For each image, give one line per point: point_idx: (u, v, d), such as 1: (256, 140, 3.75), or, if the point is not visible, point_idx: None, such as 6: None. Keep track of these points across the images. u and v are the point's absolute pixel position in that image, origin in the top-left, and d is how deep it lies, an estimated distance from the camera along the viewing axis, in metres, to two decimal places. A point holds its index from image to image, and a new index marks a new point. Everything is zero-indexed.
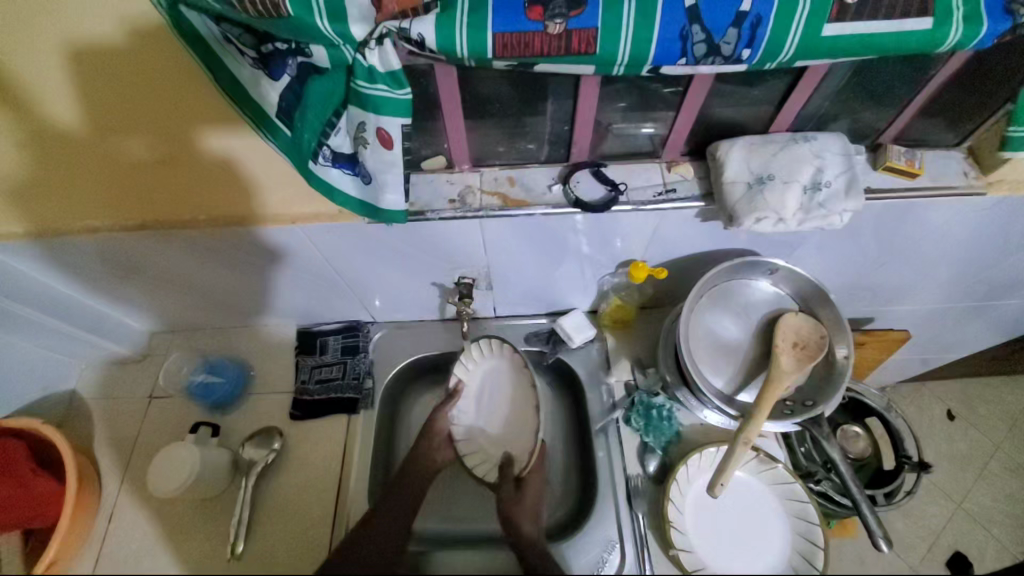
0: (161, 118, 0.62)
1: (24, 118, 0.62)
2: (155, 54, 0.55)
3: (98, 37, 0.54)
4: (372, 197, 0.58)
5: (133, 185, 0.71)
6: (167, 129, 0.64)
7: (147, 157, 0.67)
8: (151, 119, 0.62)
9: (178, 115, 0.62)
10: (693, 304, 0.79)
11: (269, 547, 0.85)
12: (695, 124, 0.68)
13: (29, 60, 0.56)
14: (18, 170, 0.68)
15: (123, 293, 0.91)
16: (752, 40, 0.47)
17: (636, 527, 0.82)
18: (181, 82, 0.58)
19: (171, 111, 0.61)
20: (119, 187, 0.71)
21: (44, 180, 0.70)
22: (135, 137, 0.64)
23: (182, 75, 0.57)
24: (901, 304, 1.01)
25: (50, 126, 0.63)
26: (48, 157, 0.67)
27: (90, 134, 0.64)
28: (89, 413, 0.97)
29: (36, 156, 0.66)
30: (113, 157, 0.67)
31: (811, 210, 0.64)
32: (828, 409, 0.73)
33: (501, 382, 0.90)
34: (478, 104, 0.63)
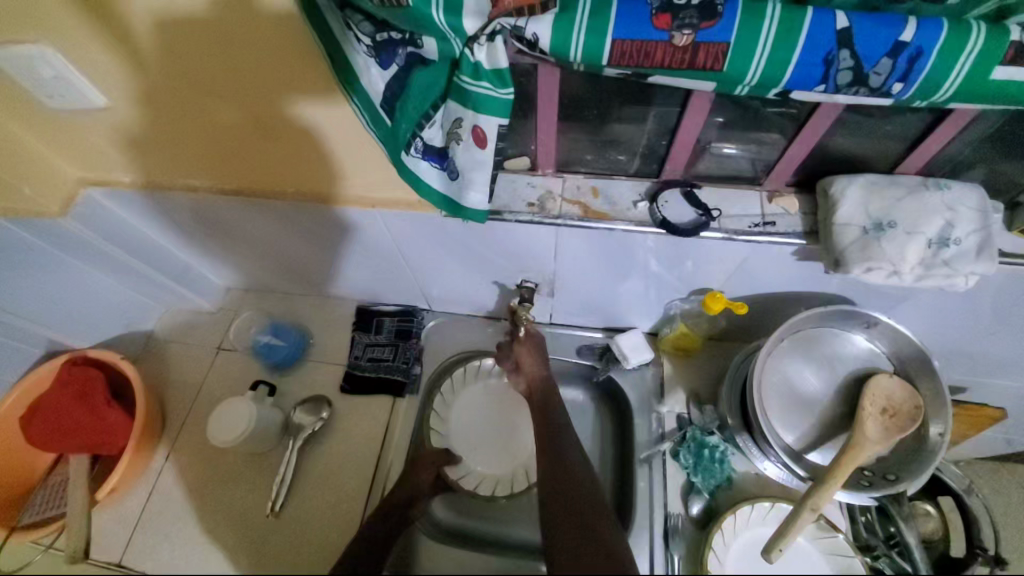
0: (255, 87, 0.63)
1: (135, 78, 0.65)
2: (255, 25, 0.54)
3: (192, 5, 0.53)
4: (456, 193, 0.57)
5: (228, 149, 0.74)
6: (261, 98, 0.64)
7: (247, 126, 0.69)
8: (245, 87, 0.63)
9: (272, 86, 0.62)
10: (772, 347, 0.73)
11: (306, 511, 0.89)
12: (808, 155, 0.62)
13: (146, 25, 0.57)
14: (134, 124, 0.72)
15: (206, 249, 0.97)
16: (907, 74, 0.42)
17: (669, 569, 0.78)
18: (272, 54, 0.57)
19: (265, 81, 0.62)
20: (219, 151, 0.74)
21: (155, 137, 0.74)
22: (223, 104, 0.66)
23: (273, 47, 0.56)
24: (1008, 379, 0.89)
25: (158, 87, 0.65)
26: (161, 116, 0.70)
27: (192, 97, 0.66)
28: (163, 354, 1.05)
29: (150, 114, 0.70)
30: (218, 122, 0.70)
31: (933, 266, 0.56)
32: (912, 489, 0.65)
33: (496, 404, 0.98)
34: (574, 108, 0.60)
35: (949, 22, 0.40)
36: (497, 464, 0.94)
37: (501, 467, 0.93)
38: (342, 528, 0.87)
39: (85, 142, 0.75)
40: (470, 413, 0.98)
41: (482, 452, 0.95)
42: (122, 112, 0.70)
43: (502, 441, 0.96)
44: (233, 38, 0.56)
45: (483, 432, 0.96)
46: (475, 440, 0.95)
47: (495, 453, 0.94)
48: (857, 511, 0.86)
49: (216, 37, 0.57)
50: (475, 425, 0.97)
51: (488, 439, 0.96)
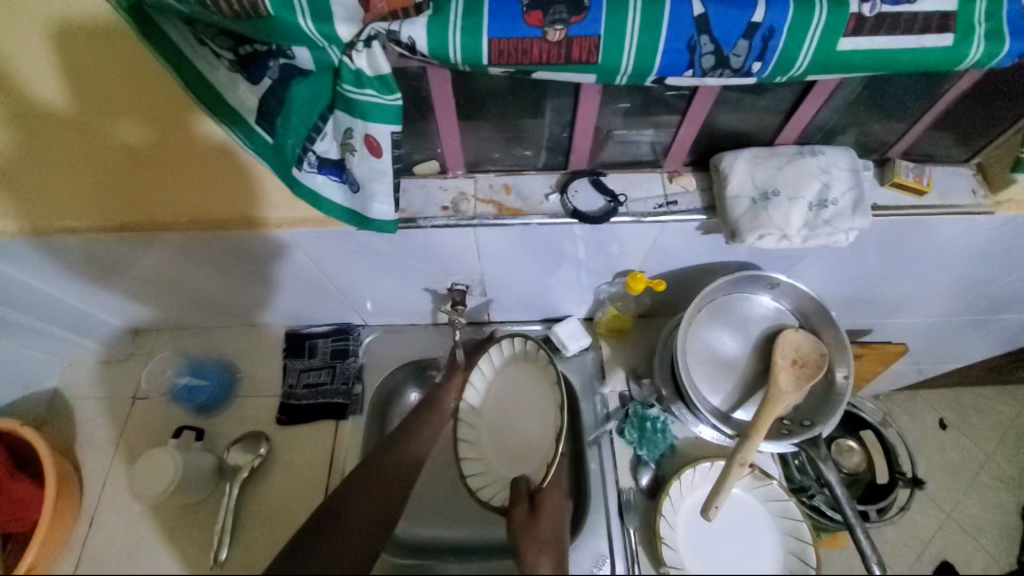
0: (152, 104, 0.61)
1: (14, 100, 0.61)
2: None
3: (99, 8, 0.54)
4: (360, 206, 0.55)
5: (122, 176, 0.69)
6: (159, 114, 0.62)
7: (138, 145, 0.65)
8: (142, 104, 0.61)
9: (168, 101, 0.61)
10: (692, 317, 0.77)
11: (256, 553, 0.84)
12: (699, 134, 0.65)
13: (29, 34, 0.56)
14: (5, 156, 0.66)
15: (103, 292, 0.88)
16: (763, 53, 0.44)
17: (627, 541, 0.81)
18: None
19: (164, 95, 0.60)
20: (107, 179, 0.69)
21: (30, 169, 0.67)
22: (129, 122, 0.63)
23: None
24: (901, 317, 0.99)
25: (41, 108, 0.62)
26: (37, 142, 0.65)
27: (82, 118, 0.63)
28: (70, 414, 0.95)
29: (25, 142, 0.64)
30: (105, 146, 0.65)
31: (816, 227, 0.61)
32: (826, 429, 0.71)
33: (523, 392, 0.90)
34: (473, 107, 0.60)
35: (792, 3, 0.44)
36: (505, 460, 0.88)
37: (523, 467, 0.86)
38: None
39: None
40: (501, 394, 0.91)
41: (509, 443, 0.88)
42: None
43: (532, 430, 0.88)
44: (131, 49, 0.56)
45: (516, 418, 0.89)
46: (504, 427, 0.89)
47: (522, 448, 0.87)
48: (790, 456, 0.94)
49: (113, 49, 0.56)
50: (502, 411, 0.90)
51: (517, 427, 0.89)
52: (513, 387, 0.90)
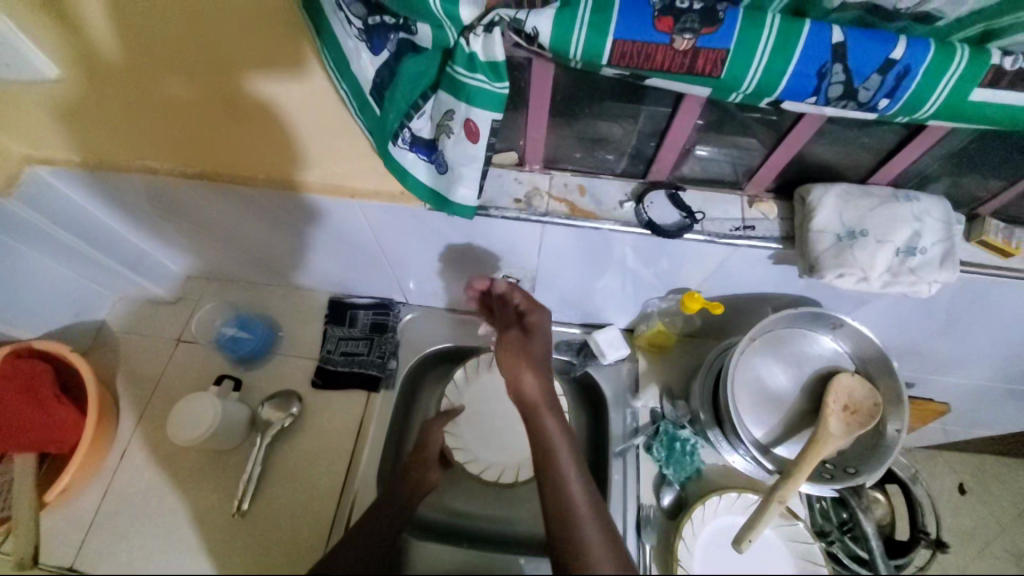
0: (208, 62, 0.59)
1: (102, 40, 0.58)
2: None
3: None
4: (443, 188, 0.56)
5: (173, 126, 0.68)
6: (213, 72, 0.60)
7: (217, 100, 0.64)
8: (197, 62, 0.59)
9: (224, 56, 0.58)
10: (746, 345, 0.76)
11: (275, 509, 0.86)
12: (789, 162, 0.63)
13: None
14: (89, 95, 0.66)
15: (163, 234, 0.90)
16: (893, 90, 0.43)
17: (641, 558, 0.81)
18: (231, 23, 0.54)
19: (219, 53, 0.58)
20: (185, 128, 0.68)
21: (112, 108, 0.67)
22: (206, 73, 0.61)
23: (268, 12, 0.53)
24: (948, 375, 0.96)
25: (95, 54, 0.60)
26: (119, 85, 0.64)
27: (138, 68, 0.61)
28: (116, 346, 0.98)
29: (109, 84, 0.64)
30: (184, 97, 0.64)
31: (900, 274, 0.59)
32: (870, 481, 0.69)
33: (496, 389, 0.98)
34: (567, 104, 0.60)
35: (934, 44, 0.41)
36: (506, 455, 0.94)
37: (516, 454, 0.94)
38: (313, 526, 0.85)
39: (26, 113, 0.68)
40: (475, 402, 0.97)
41: (496, 439, 0.95)
42: (58, 83, 0.64)
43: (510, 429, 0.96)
44: (186, 3, 0.53)
45: (497, 413, 0.96)
46: (489, 429, 0.96)
47: (506, 442, 0.95)
48: (814, 499, 0.93)
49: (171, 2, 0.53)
50: (481, 415, 0.96)
51: (502, 424, 0.96)
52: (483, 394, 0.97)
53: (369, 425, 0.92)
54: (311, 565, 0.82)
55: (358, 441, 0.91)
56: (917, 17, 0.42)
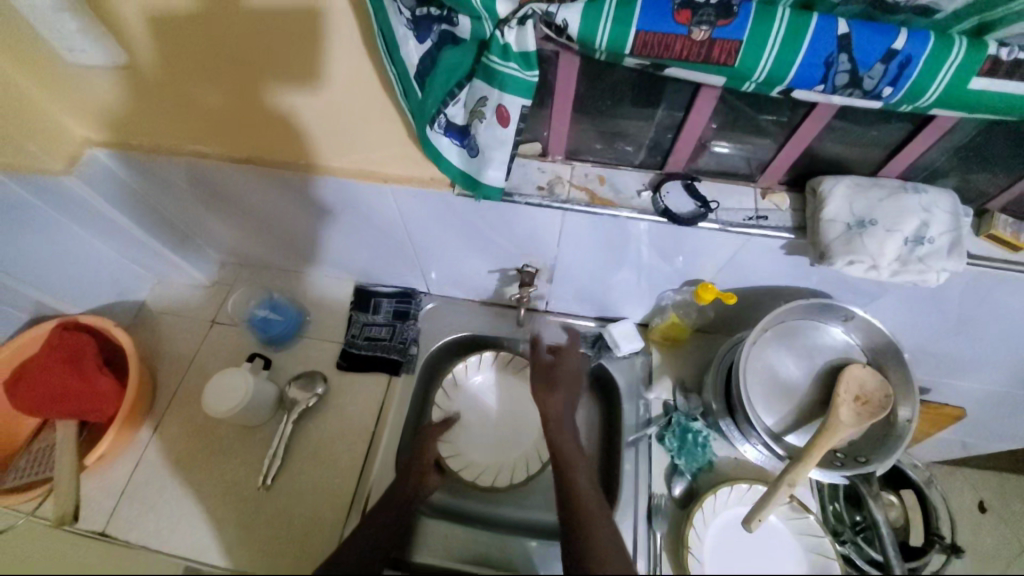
0: (241, 66, 0.67)
1: (169, 46, 0.66)
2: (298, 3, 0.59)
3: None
4: (474, 170, 0.60)
5: (224, 119, 0.75)
6: (263, 72, 0.67)
7: (265, 98, 0.70)
8: (230, 70, 0.68)
9: (256, 64, 0.66)
10: (757, 336, 0.78)
11: (297, 484, 0.89)
12: (801, 155, 0.67)
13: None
14: (153, 91, 0.73)
15: (204, 219, 0.96)
16: (896, 79, 0.46)
17: (651, 545, 0.82)
18: (269, 37, 0.62)
19: (271, 57, 0.65)
20: (235, 122, 0.75)
21: (171, 104, 0.74)
22: (257, 74, 0.67)
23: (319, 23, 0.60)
24: (962, 379, 0.97)
25: (161, 54, 0.67)
26: (182, 85, 0.71)
27: (199, 70, 0.68)
28: (153, 325, 1.04)
29: (172, 82, 0.71)
30: (236, 95, 0.71)
31: (908, 263, 0.61)
32: (881, 469, 0.70)
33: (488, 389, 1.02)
34: (589, 98, 0.64)
35: (935, 36, 0.45)
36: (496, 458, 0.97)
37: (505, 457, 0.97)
38: (333, 503, 0.87)
39: (92, 97, 0.75)
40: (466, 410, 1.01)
41: (488, 442, 0.99)
42: (128, 80, 0.72)
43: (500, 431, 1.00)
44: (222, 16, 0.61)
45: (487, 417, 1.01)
46: (483, 431, 0.99)
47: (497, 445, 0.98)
48: (828, 501, 0.94)
49: (212, 13, 0.61)
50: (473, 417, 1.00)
51: (496, 425, 1.00)
52: (474, 399, 1.02)
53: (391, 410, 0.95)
54: (329, 538, 0.85)
55: (378, 423, 0.94)
56: (918, 11, 0.46)
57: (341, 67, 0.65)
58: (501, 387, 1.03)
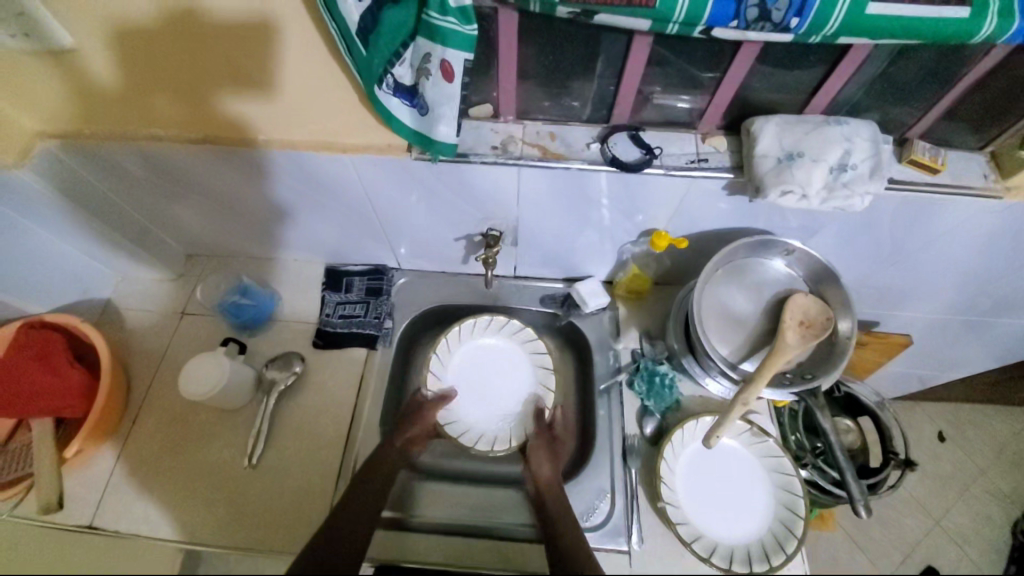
0: (197, 71, 0.73)
1: (126, 51, 0.71)
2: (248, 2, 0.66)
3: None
4: (426, 128, 0.63)
5: (180, 109, 0.77)
6: (218, 66, 0.72)
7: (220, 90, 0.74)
8: (183, 81, 0.74)
9: (210, 74, 0.73)
10: (708, 275, 0.83)
11: (283, 459, 0.91)
12: (734, 98, 0.71)
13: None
14: (109, 93, 0.76)
15: (164, 209, 0.95)
16: (801, 9, 0.51)
17: (627, 481, 0.87)
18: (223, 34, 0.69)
19: (225, 53, 0.70)
20: (192, 112, 0.77)
21: (127, 102, 0.77)
22: (212, 69, 0.72)
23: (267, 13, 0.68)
24: (906, 309, 1.04)
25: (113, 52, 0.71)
26: (140, 85, 0.75)
27: (157, 72, 0.73)
28: (121, 322, 1.03)
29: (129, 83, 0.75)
30: (193, 90, 0.75)
31: (835, 189, 0.67)
32: (825, 383, 0.76)
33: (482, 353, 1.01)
34: (532, 54, 0.66)
35: None
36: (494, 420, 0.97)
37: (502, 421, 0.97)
38: (323, 472, 0.90)
39: (37, 85, 0.74)
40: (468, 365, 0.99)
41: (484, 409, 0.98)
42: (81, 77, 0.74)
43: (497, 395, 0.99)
44: (173, 28, 0.69)
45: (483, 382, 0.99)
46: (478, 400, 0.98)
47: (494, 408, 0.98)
48: (789, 431, 0.98)
49: (163, 25, 0.69)
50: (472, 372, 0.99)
51: (495, 387, 0.99)
52: (485, 355, 1.01)
53: (371, 382, 0.97)
54: (320, 508, 0.87)
55: (358, 396, 0.96)
56: None
57: (283, 59, 0.70)
58: (501, 352, 1.01)
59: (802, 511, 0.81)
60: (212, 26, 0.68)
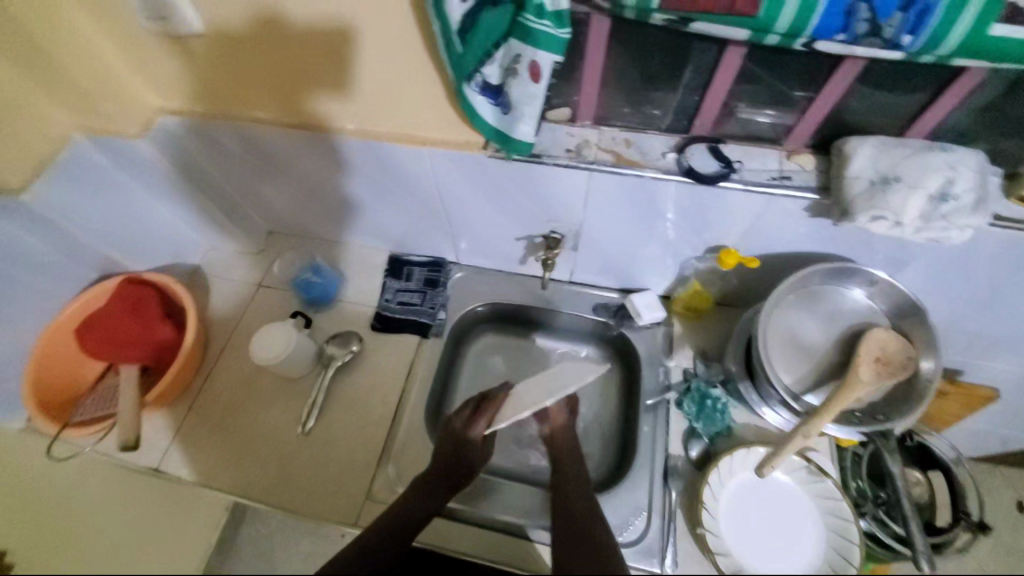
0: (300, 67, 0.76)
1: (230, 41, 0.76)
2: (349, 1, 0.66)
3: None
4: (507, 126, 0.66)
5: (277, 97, 0.82)
6: (312, 58, 0.75)
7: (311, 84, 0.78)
8: (286, 75, 0.78)
9: (311, 68, 0.76)
10: (780, 299, 0.80)
11: (333, 432, 0.95)
12: (826, 117, 0.68)
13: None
14: (214, 78, 0.82)
15: (253, 187, 1.03)
16: (915, 27, 0.49)
17: (666, 502, 0.84)
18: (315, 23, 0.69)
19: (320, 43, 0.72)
20: (287, 101, 0.82)
21: (231, 87, 0.83)
22: (306, 59, 0.75)
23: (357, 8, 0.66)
24: (999, 361, 0.94)
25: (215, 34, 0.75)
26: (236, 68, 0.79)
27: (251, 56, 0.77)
28: (204, 286, 1.13)
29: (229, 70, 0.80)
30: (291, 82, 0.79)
31: (932, 219, 0.63)
32: (899, 427, 0.72)
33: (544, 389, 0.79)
34: (618, 59, 0.66)
35: None
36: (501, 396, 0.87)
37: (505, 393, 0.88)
38: (367, 448, 0.93)
39: (162, 67, 0.83)
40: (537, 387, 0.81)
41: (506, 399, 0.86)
42: (191, 62, 0.81)
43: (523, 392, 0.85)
44: (280, 24, 0.71)
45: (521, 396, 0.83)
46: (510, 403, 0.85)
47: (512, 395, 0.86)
48: (850, 475, 0.90)
49: (272, 22, 0.71)
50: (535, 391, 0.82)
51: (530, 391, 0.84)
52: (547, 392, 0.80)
53: (422, 368, 1.00)
54: (362, 482, 0.90)
55: (408, 380, 0.99)
56: None
57: (371, 52, 0.71)
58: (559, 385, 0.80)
59: (858, 561, 0.75)
60: (317, 28, 0.70)
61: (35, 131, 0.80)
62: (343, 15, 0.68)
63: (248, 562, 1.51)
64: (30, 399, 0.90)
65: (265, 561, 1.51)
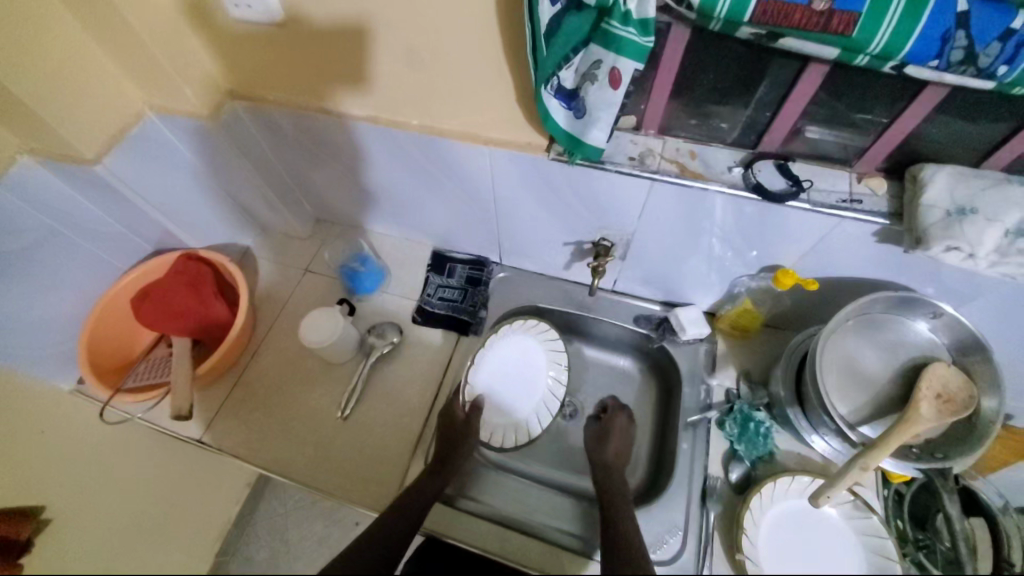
0: (370, 64, 0.79)
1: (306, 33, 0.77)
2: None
3: None
4: (579, 130, 0.67)
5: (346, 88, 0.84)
6: (386, 55, 0.76)
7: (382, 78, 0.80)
8: (358, 69, 0.80)
9: (382, 64, 0.78)
10: (837, 324, 0.78)
11: (370, 420, 0.97)
12: (901, 143, 0.67)
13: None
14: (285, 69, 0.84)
15: (309, 176, 1.06)
16: (1013, 58, 0.48)
17: (703, 525, 0.82)
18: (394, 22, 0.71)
19: (399, 39, 0.73)
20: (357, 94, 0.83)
21: (302, 79, 0.85)
22: (380, 54, 0.77)
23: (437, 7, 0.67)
24: None
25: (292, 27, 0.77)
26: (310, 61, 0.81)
27: (327, 52, 0.79)
28: (254, 267, 1.16)
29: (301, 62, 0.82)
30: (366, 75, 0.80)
31: (1009, 253, 0.60)
32: (960, 467, 0.69)
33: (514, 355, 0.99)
34: (692, 72, 0.66)
35: None
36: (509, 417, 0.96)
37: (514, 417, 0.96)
38: (402, 438, 0.94)
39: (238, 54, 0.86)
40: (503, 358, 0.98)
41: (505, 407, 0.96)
42: (263, 52, 0.83)
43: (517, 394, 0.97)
44: (358, 20, 0.73)
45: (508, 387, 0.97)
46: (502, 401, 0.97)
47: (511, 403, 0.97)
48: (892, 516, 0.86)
49: (350, 18, 0.73)
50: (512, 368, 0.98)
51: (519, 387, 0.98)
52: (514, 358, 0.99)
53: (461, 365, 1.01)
54: (396, 473, 0.91)
55: (446, 375, 1.00)
56: None
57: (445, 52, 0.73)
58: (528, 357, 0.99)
59: None
60: (394, 27, 0.72)
61: (115, 108, 0.84)
62: (419, 15, 0.69)
63: (264, 541, 1.54)
64: (87, 365, 0.93)
65: (279, 541, 1.54)
